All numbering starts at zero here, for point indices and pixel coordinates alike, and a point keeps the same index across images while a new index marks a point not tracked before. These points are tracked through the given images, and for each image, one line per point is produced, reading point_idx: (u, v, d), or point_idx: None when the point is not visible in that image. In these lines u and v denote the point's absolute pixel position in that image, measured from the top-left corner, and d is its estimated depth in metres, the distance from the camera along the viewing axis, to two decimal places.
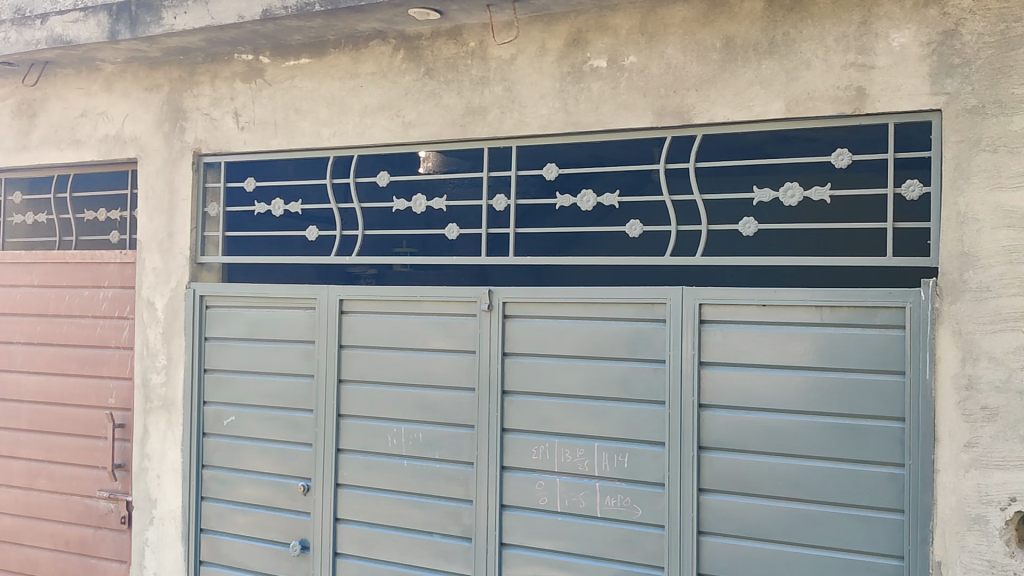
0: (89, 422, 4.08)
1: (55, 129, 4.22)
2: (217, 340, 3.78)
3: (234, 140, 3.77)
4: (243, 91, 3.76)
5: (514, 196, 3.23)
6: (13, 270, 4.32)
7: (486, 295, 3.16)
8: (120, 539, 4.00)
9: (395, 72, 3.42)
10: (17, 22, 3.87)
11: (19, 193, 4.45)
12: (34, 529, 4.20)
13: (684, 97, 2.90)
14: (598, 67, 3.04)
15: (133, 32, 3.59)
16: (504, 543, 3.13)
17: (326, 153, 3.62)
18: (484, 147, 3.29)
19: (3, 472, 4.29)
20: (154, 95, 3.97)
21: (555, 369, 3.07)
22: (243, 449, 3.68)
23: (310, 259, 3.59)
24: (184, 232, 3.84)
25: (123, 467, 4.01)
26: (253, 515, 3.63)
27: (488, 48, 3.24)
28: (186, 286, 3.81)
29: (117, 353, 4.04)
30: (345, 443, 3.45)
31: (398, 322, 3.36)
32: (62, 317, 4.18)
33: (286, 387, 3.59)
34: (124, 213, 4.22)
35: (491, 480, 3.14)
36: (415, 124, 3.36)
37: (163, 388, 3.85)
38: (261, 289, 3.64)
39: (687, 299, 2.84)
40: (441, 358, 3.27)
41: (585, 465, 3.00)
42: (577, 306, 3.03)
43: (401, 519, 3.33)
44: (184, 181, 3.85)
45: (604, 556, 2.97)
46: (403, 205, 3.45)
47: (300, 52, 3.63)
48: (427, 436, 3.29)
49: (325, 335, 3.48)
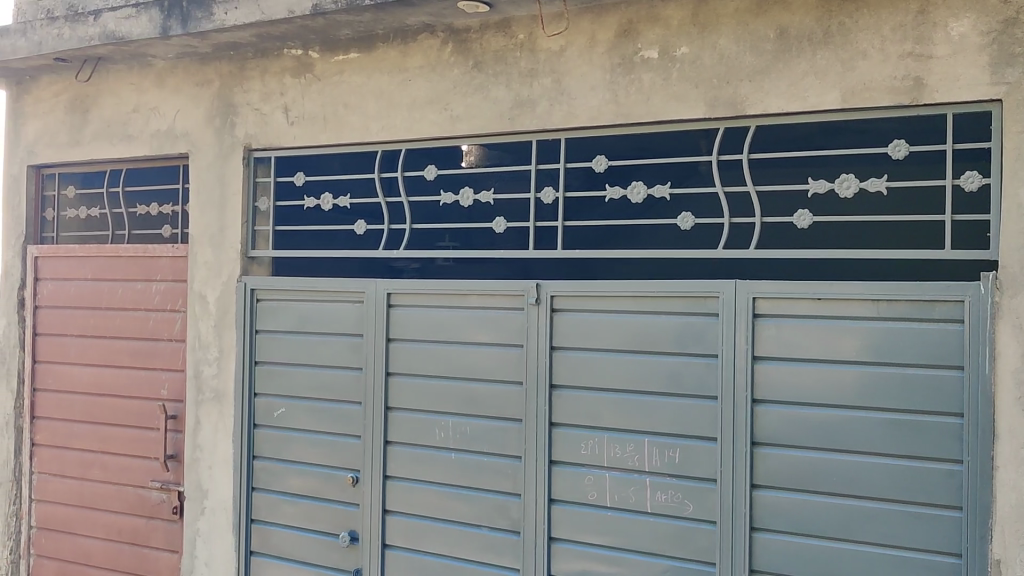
0: (142, 413, 4.14)
1: (108, 124, 4.28)
2: (266, 333, 3.81)
3: (284, 135, 3.79)
4: (293, 86, 3.78)
5: (564, 188, 3.25)
6: (67, 264, 4.40)
7: (534, 288, 3.14)
8: (172, 529, 4.06)
9: (444, 66, 3.41)
10: (71, 19, 3.94)
11: (72, 188, 4.54)
12: (87, 518, 4.27)
13: (737, 87, 2.86)
14: (649, 58, 3.01)
15: (185, 27, 3.62)
16: (553, 538, 3.11)
17: (374, 148, 3.62)
18: (533, 140, 3.27)
19: (57, 462, 4.37)
20: (205, 90, 4.01)
21: (604, 363, 3.04)
22: (292, 440, 3.71)
23: (359, 252, 3.62)
24: (236, 226, 3.88)
25: (175, 457, 4.07)
26: (303, 507, 3.66)
27: (538, 40, 3.22)
28: (237, 280, 3.85)
29: (169, 346, 4.10)
30: (393, 436, 3.45)
31: (446, 316, 3.36)
32: (114, 310, 4.24)
33: (335, 380, 3.61)
34: (175, 207, 4.25)
35: (540, 474, 3.12)
36: (463, 118, 3.36)
37: (214, 380, 3.89)
38: (309, 284, 3.66)
39: (740, 292, 2.80)
40: (489, 352, 3.27)
41: (635, 460, 2.98)
42: (627, 299, 3.00)
43: (449, 512, 3.33)
44: (235, 175, 3.89)
45: (653, 552, 2.94)
46: (450, 199, 3.50)
47: (349, 46, 3.64)
48: (476, 430, 3.28)
49: (374, 327, 3.50)
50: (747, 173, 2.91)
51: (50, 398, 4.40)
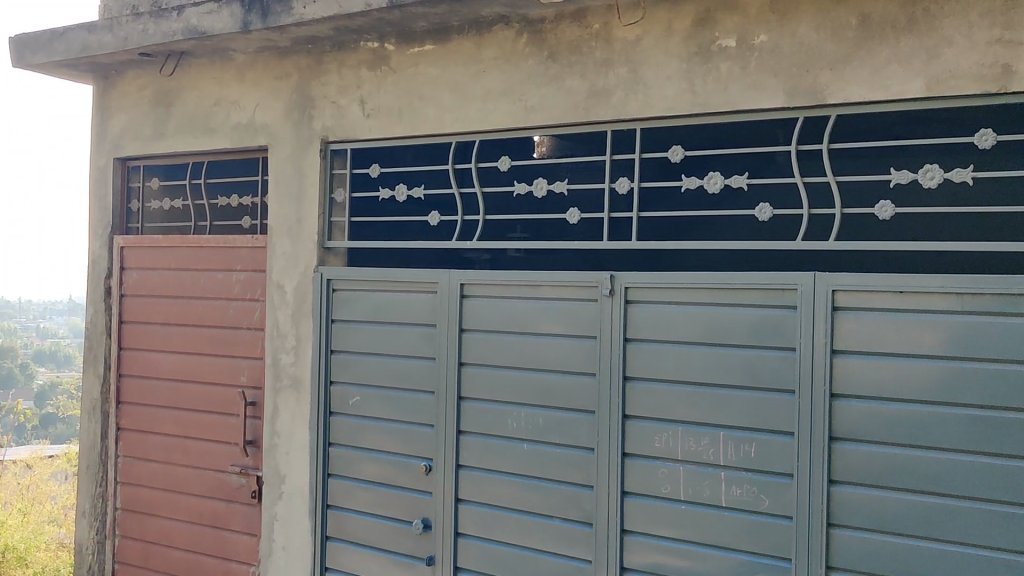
0: (223, 399, 4.25)
1: (191, 118, 4.39)
2: (342, 323, 3.86)
3: (360, 127, 3.84)
4: (369, 79, 3.83)
5: (638, 178, 3.22)
6: (152, 253, 4.53)
7: (608, 280, 3.13)
8: (250, 513, 4.15)
9: (519, 57, 3.42)
10: (155, 14, 4.04)
11: (156, 179, 4.67)
12: (169, 501, 4.40)
13: (817, 76, 2.80)
14: (726, 47, 2.97)
15: (264, 21, 3.69)
16: (625, 530, 3.11)
17: (449, 139, 3.65)
18: (608, 130, 3.26)
19: (142, 445, 4.52)
20: (284, 83, 4.08)
21: (679, 355, 3.02)
22: (366, 429, 3.76)
23: (432, 243, 3.65)
24: (313, 217, 3.94)
25: (254, 443, 4.16)
26: (376, 494, 3.71)
27: (614, 30, 3.19)
28: (314, 270, 3.92)
29: (249, 334, 4.19)
30: (466, 425, 3.48)
31: (518, 307, 3.37)
32: (196, 299, 4.35)
33: (409, 369, 3.65)
34: (255, 199, 4.34)
35: (613, 466, 3.12)
36: (538, 108, 3.36)
37: (292, 367, 3.98)
38: (383, 274, 3.70)
39: (819, 284, 2.75)
40: (561, 343, 3.26)
41: (710, 453, 2.95)
42: (701, 291, 2.97)
43: (521, 502, 3.34)
44: (313, 167, 3.96)
45: (727, 546, 2.91)
46: (524, 189, 3.49)
47: (424, 38, 3.66)
48: (548, 421, 3.29)
49: (447, 318, 3.52)
50: (828, 163, 2.85)
51: (136, 383, 4.55)
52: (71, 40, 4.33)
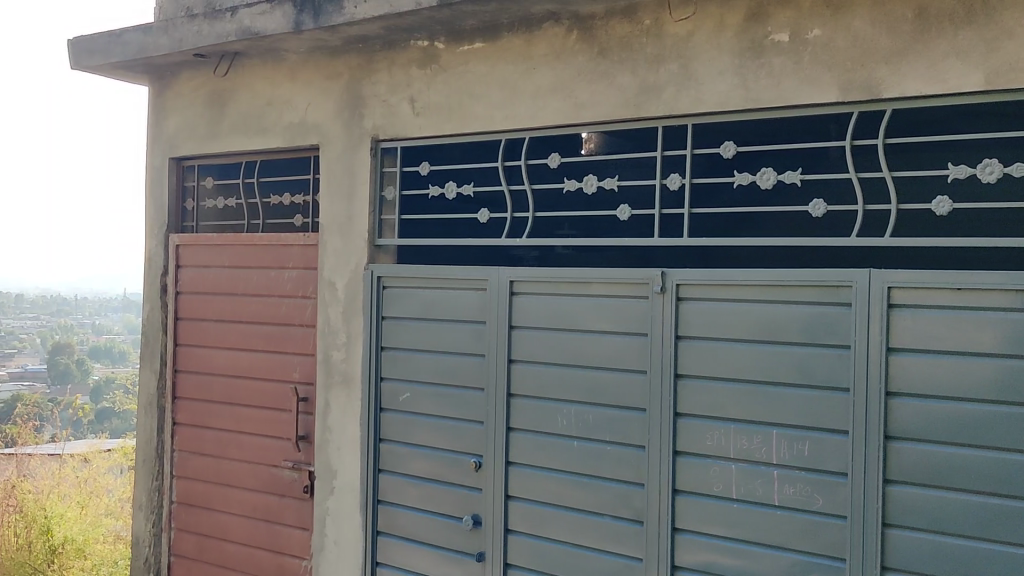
0: (275, 395, 4.31)
1: (244, 117, 4.46)
2: (392, 320, 3.89)
3: (411, 125, 3.87)
4: (420, 77, 3.85)
5: (689, 175, 3.23)
6: (206, 252, 4.60)
7: (659, 277, 3.11)
8: (303, 507, 4.21)
9: (569, 54, 3.41)
10: (210, 16, 4.11)
11: (210, 179, 4.74)
12: (224, 495, 4.47)
13: (872, 70, 2.76)
14: (779, 42, 2.94)
15: (317, 21, 3.73)
16: (676, 528, 3.09)
17: (499, 137, 3.66)
18: (659, 126, 3.24)
19: (197, 440, 4.60)
20: (336, 83, 4.12)
21: (730, 352, 3.00)
22: (416, 425, 3.79)
23: (482, 240, 3.66)
24: (363, 215, 3.98)
25: (306, 438, 4.21)
26: (427, 490, 3.74)
27: (665, 26, 3.18)
28: (364, 267, 3.95)
29: (301, 331, 4.24)
30: (516, 422, 3.49)
31: (567, 304, 3.37)
32: (250, 296, 4.42)
33: (459, 366, 3.67)
34: (306, 198, 4.38)
35: (664, 464, 3.10)
36: (588, 105, 3.35)
37: (343, 364, 4.03)
38: (433, 271, 3.72)
39: (874, 281, 2.71)
40: (611, 341, 3.26)
41: (763, 452, 2.93)
42: (753, 288, 2.95)
43: (571, 499, 3.34)
44: (363, 166, 4.00)
45: (780, 546, 2.89)
46: (573, 187, 3.51)
47: (474, 36, 3.68)
48: (598, 419, 3.29)
49: (497, 316, 3.53)
50: (883, 158, 2.81)
51: (191, 379, 4.64)
52: (128, 42, 4.42)
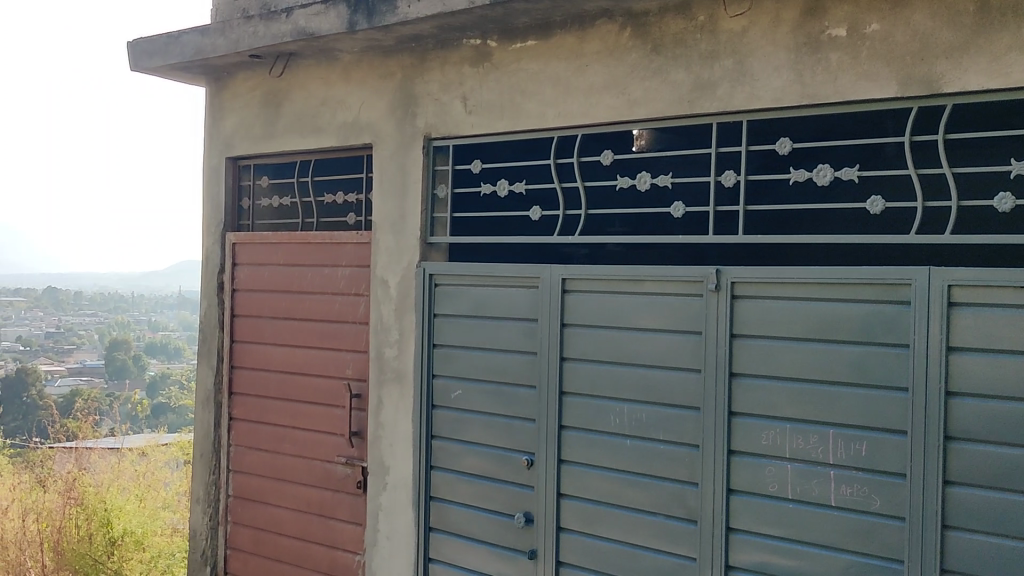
0: (329, 391, 4.36)
1: (299, 117, 4.51)
2: (443, 317, 3.91)
3: (463, 124, 3.88)
4: (472, 76, 3.86)
5: (744, 171, 3.16)
6: (262, 250, 4.67)
7: (714, 275, 3.09)
8: (355, 503, 4.25)
9: (622, 51, 3.40)
10: (265, 17, 4.17)
11: (265, 178, 4.81)
12: (279, 490, 4.54)
13: (932, 64, 2.71)
14: (836, 37, 2.90)
15: (371, 21, 3.76)
16: (731, 528, 3.07)
17: (551, 134, 3.66)
18: (713, 123, 3.21)
19: (253, 435, 4.68)
20: (389, 82, 4.15)
21: (785, 351, 2.97)
22: (469, 422, 3.80)
23: (534, 238, 3.66)
24: (416, 213, 4.00)
25: (359, 434, 4.25)
26: (479, 487, 3.75)
27: (719, 22, 3.15)
28: (416, 265, 3.98)
29: (354, 328, 4.28)
30: (568, 420, 3.49)
31: (620, 302, 3.36)
32: (304, 293, 4.48)
33: (511, 364, 3.67)
34: (360, 196, 4.43)
35: (719, 463, 3.08)
36: (642, 102, 3.34)
37: (396, 361, 4.06)
38: (485, 269, 3.73)
39: (934, 279, 2.66)
40: (664, 339, 3.25)
41: (819, 452, 2.89)
42: (808, 286, 2.91)
43: (624, 498, 3.33)
44: (415, 164, 4.02)
45: (836, 547, 2.85)
46: (626, 185, 3.44)
47: (527, 34, 3.68)
48: (651, 417, 3.27)
49: (549, 313, 3.54)
50: (944, 153, 2.75)
51: (248, 375, 4.71)
52: (186, 43, 4.50)
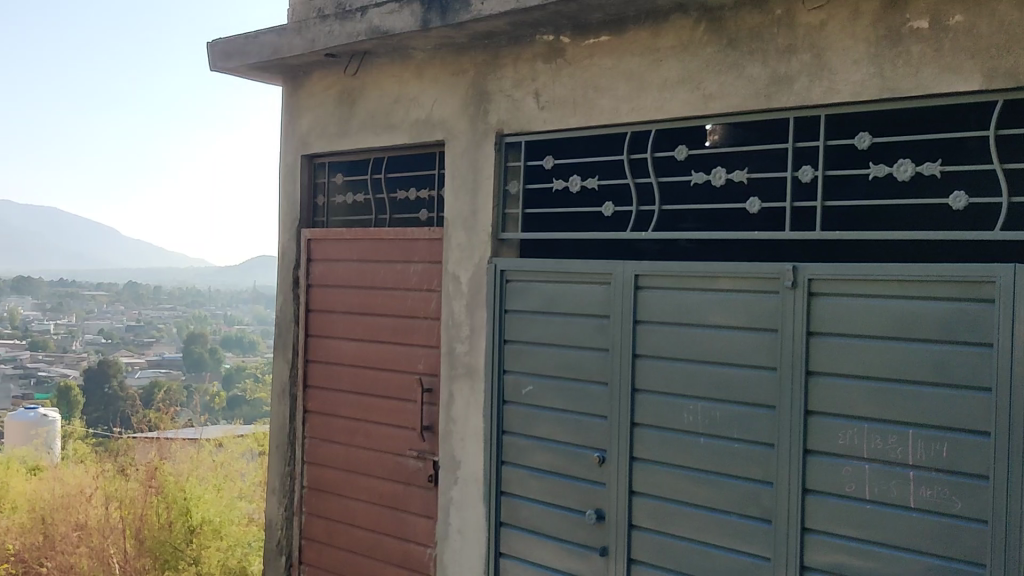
0: (401, 386, 4.42)
1: (373, 114, 4.57)
2: (515, 313, 3.93)
3: (536, 120, 3.89)
4: (545, 72, 3.87)
5: (822, 165, 3.07)
6: (336, 246, 4.74)
7: (790, 272, 3.05)
8: (427, 496, 4.29)
9: (696, 45, 3.37)
10: (341, 16, 4.23)
11: (340, 175, 4.89)
12: (352, 482, 4.61)
13: (1019, 56, 2.64)
14: (918, 29, 2.84)
15: (444, 19, 3.79)
16: (806, 528, 3.03)
17: (624, 130, 3.64)
18: (790, 118, 3.17)
19: (327, 427, 4.76)
20: (462, 79, 4.18)
21: (863, 350, 2.91)
22: (540, 418, 3.82)
23: (607, 234, 3.66)
24: (488, 209, 4.03)
25: (431, 428, 4.30)
26: (550, 482, 3.76)
27: (796, 15, 3.11)
28: (488, 261, 4.01)
29: (425, 323, 4.32)
30: (641, 417, 3.48)
31: (693, 299, 3.34)
32: (378, 289, 4.54)
33: (582, 360, 3.68)
34: (432, 192, 4.47)
35: (794, 462, 3.04)
36: (717, 97, 3.31)
37: (467, 356, 4.09)
38: (557, 265, 3.74)
39: (1020, 277, 2.59)
40: (738, 336, 3.22)
41: (897, 452, 2.84)
42: (888, 283, 2.86)
43: (696, 496, 3.31)
44: (488, 161, 4.04)
45: (915, 549, 2.79)
46: (701, 179, 3.40)
47: (600, 29, 3.67)
48: (725, 415, 3.25)
49: (622, 309, 3.53)
50: None
51: (322, 368, 4.80)
52: (263, 43, 4.59)
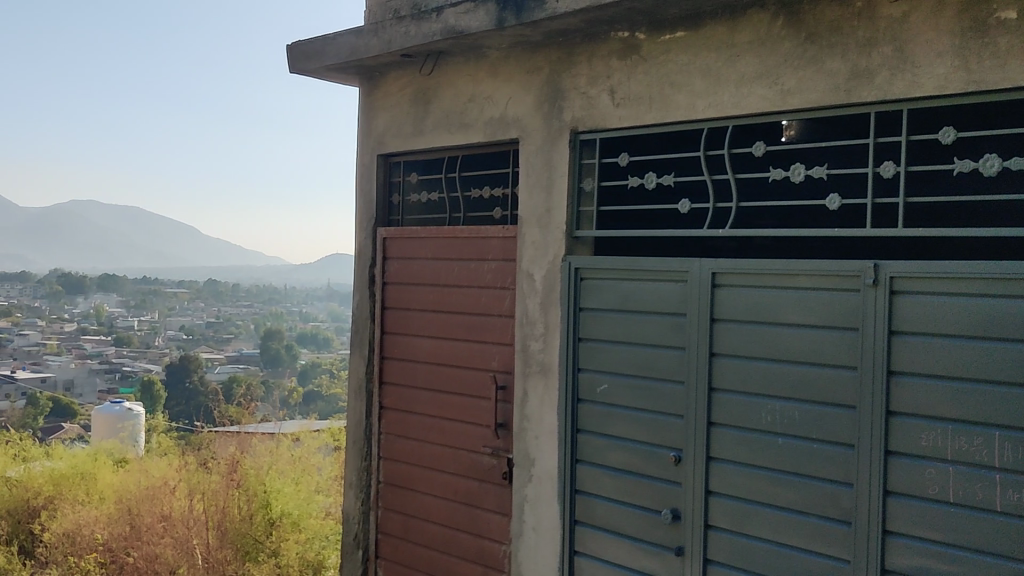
0: (476, 383, 4.45)
1: (448, 113, 4.61)
2: (589, 311, 3.93)
3: (610, 117, 3.89)
4: (620, 68, 3.86)
5: (904, 162, 2.96)
6: (411, 244, 4.80)
7: (872, 270, 2.99)
8: (502, 493, 4.32)
9: (774, 40, 3.33)
10: (416, 17, 4.28)
11: (414, 174, 4.95)
12: (427, 478, 4.67)
13: None
14: (1006, 19, 2.76)
15: (519, 17, 3.81)
16: (887, 530, 2.97)
17: (700, 126, 3.62)
18: (871, 112, 3.10)
19: (402, 424, 4.82)
20: (536, 77, 4.19)
21: (947, 349, 2.84)
22: (615, 416, 3.81)
23: (683, 232, 3.63)
24: (562, 207, 4.03)
25: (505, 426, 4.32)
26: (625, 481, 3.75)
27: (878, 7, 3.05)
28: (562, 259, 4.01)
29: (500, 320, 4.35)
30: (717, 417, 3.45)
31: (771, 297, 3.30)
32: (452, 287, 4.58)
33: (657, 358, 3.66)
34: (506, 190, 4.49)
35: (875, 464, 2.99)
36: (795, 91, 3.26)
37: (541, 354, 4.11)
38: (633, 263, 3.73)
39: None
40: (817, 335, 3.17)
41: (983, 455, 2.76)
42: (974, 281, 2.79)
43: (774, 496, 3.27)
44: (562, 159, 4.05)
45: (1002, 554, 2.72)
46: (778, 175, 3.20)
47: (675, 25, 3.65)
48: (803, 415, 3.20)
49: (698, 307, 3.50)
50: None
51: (398, 365, 4.87)
52: (341, 45, 4.67)
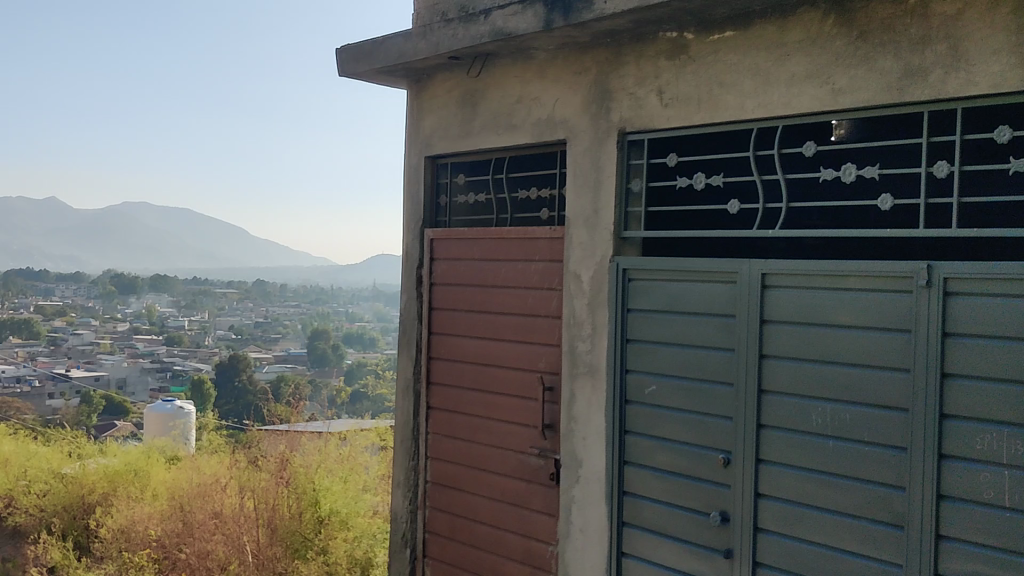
0: (523, 383, 4.47)
1: (495, 114, 4.63)
2: (637, 312, 3.93)
3: (659, 117, 3.88)
4: (668, 68, 3.85)
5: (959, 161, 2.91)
6: (458, 245, 4.83)
7: (925, 271, 2.95)
8: (549, 494, 4.33)
9: (825, 39, 3.30)
10: (465, 20, 4.31)
11: (462, 175, 4.98)
12: (475, 478, 4.69)
13: None
14: None
15: (567, 19, 3.82)
16: (940, 535, 2.93)
17: (750, 126, 3.59)
18: (924, 111, 3.06)
19: (450, 423, 4.85)
20: (584, 77, 4.19)
21: (1003, 352, 2.80)
22: (663, 417, 3.80)
23: (732, 233, 3.61)
24: (610, 208, 4.03)
25: (552, 426, 4.33)
26: (673, 482, 3.74)
27: (932, 5, 3.01)
28: (610, 260, 4.01)
29: (547, 321, 4.36)
30: (767, 419, 3.43)
31: (822, 299, 3.27)
32: (500, 288, 4.60)
33: (705, 360, 3.65)
34: (553, 192, 4.52)
35: (928, 467, 2.95)
36: (847, 91, 3.23)
37: (589, 355, 4.11)
38: (681, 264, 3.72)
39: None
40: (868, 336, 3.13)
41: None
42: None
43: (825, 499, 3.24)
44: (610, 160, 4.05)
45: None
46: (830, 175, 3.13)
47: (724, 25, 3.63)
48: (854, 418, 3.17)
49: (747, 308, 3.48)
50: None
51: (445, 365, 4.90)
52: (390, 47, 4.71)
